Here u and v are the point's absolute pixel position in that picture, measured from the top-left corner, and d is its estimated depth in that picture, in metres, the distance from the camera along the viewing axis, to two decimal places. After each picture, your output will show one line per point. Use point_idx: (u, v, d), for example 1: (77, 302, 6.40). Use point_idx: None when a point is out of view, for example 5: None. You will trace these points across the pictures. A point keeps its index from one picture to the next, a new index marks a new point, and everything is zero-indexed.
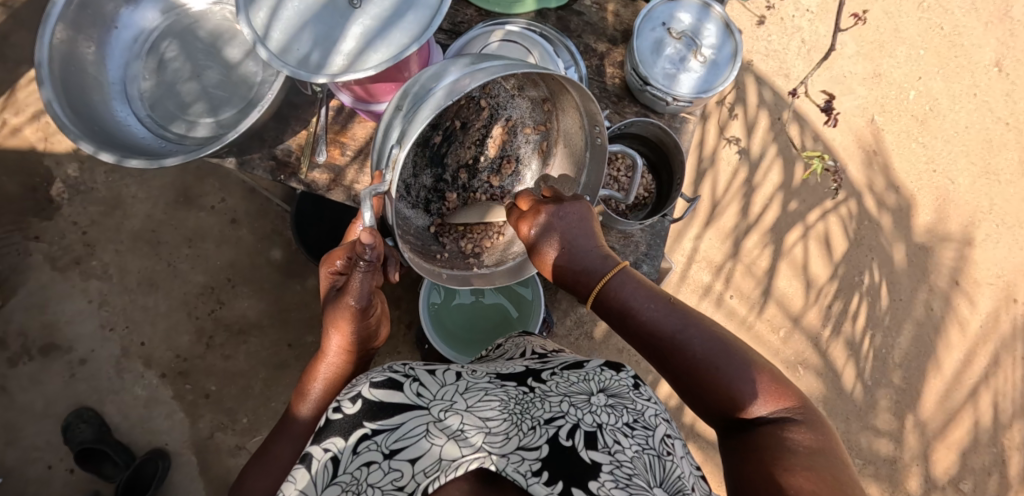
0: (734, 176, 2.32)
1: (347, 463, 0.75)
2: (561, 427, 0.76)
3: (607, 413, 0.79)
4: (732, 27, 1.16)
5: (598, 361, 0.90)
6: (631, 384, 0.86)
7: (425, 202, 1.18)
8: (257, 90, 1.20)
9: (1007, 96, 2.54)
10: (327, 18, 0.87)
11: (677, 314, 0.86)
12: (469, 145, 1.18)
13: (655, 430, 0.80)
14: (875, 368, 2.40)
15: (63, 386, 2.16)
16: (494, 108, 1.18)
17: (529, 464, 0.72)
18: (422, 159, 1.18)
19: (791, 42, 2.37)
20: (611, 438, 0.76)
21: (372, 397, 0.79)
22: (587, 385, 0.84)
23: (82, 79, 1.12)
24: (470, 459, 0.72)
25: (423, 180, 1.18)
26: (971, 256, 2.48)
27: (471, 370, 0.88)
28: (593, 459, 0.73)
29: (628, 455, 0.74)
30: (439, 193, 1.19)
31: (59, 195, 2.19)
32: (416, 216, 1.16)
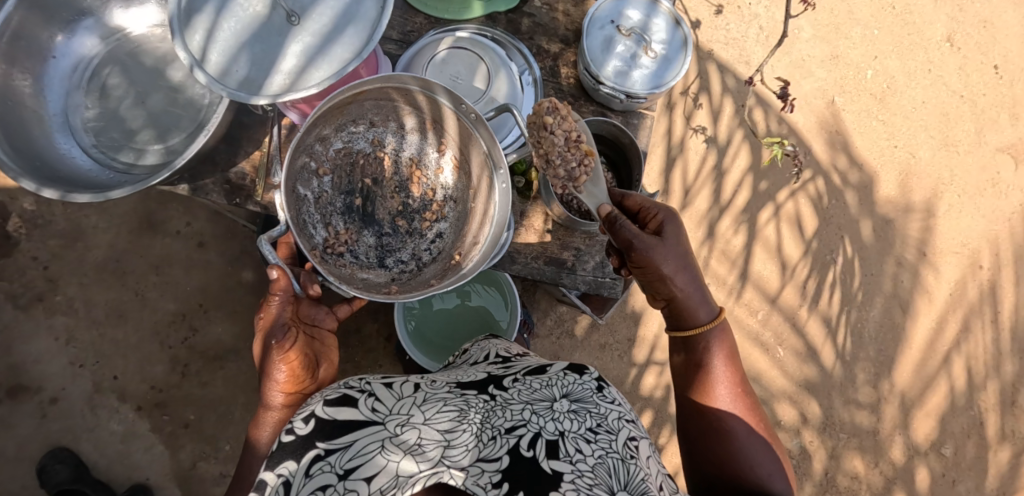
0: (703, 164, 2.34)
1: (299, 487, 0.74)
2: (522, 436, 0.75)
3: (570, 420, 0.78)
4: (681, 22, 1.17)
5: (565, 366, 0.90)
6: (594, 388, 0.85)
7: (378, 260, 1.17)
8: (205, 112, 1.16)
9: (960, 70, 2.60)
10: (265, 37, 0.85)
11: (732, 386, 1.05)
12: (391, 194, 1.19)
13: (618, 434, 0.79)
14: (853, 343, 2.44)
15: (34, 428, 2.10)
16: (392, 153, 1.18)
17: (489, 476, 0.71)
18: (354, 226, 1.17)
19: (749, 29, 2.40)
20: (572, 445, 0.75)
21: (326, 416, 0.79)
22: (550, 391, 0.83)
23: (19, 114, 1.08)
24: (427, 474, 0.70)
25: (365, 243, 1.17)
26: (937, 226, 2.54)
27: (431, 381, 0.89)
28: (554, 469, 0.71)
29: (590, 463, 0.73)
30: (392, 247, 1.19)
31: (16, 230, 2.12)
32: (376, 277, 1.15)
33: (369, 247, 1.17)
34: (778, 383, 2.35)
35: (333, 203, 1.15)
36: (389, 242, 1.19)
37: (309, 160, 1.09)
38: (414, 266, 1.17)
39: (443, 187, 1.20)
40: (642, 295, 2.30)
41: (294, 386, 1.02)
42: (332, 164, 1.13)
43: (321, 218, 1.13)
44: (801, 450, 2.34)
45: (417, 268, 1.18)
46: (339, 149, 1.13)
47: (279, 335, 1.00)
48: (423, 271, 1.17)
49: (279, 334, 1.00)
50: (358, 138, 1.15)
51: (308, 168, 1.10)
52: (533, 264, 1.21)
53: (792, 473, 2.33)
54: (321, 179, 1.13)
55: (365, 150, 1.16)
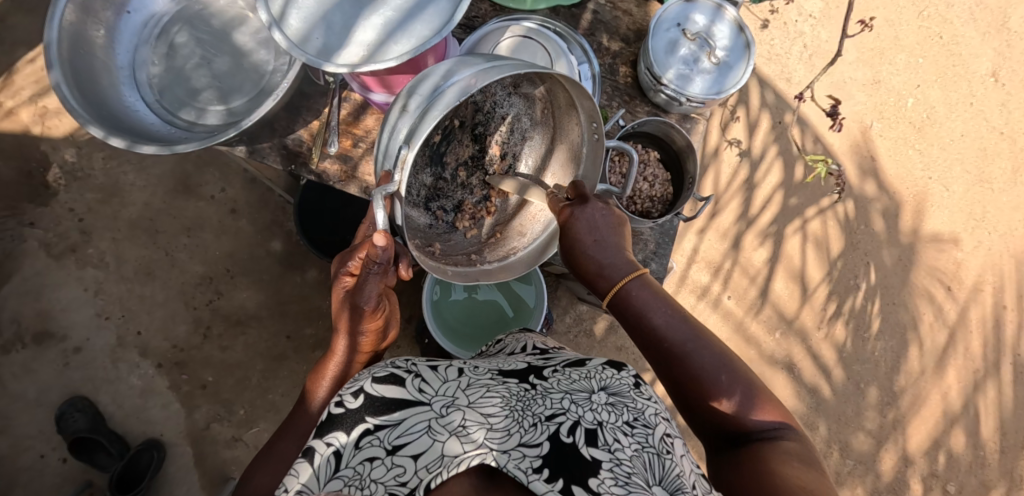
0: (735, 176, 2.33)
1: (349, 458, 0.76)
2: (562, 424, 0.76)
3: (608, 411, 0.79)
4: (745, 28, 1.17)
5: (602, 360, 0.90)
6: (632, 383, 0.86)
7: (425, 201, 1.13)
8: (268, 79, 1.18)
9: (1003, 106, 2.57)
10: (347, 8, 0.88)
11: (724, 368, 0.87)
12: (467, 143, 1.13)
13: (655, 429, 0.80)
14: (868, 370, 2.42)
15: (56, 375, 2.14)
16: (491, 107, 1.11)
17: (530, 461, 0.72)
18: (422, 158, 1.11)
19: (793, 46, 2.38)
20: (611, 435, 0.76)
21: (373, 392, 0.80)
22: (589, 383, 0.84)
23: (90, 64, 1.10)
24: (473, 455, 0.72)
25: (421, 180, 1.12)
26: (963, 262, 2.51)
27: (473, 366, 0.89)
28: (593, 456, 0.73)
29: (628, 453, 0.75)
30: (441, 194, 1.15)
31: (55, 181, 2.17)
32: (416, 217, 1.11)
33: (422, 185, 1.13)
34: (789, 404, 2.34)
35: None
36: (443, 187, 1.15)
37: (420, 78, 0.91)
38: (449, 225, 1.13)
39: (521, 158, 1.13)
40: None
41: (371, 346, 1.00)
42: None
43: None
44: None
45: (448, 229, 1.14)
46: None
47: (375, 304, 0.95)
48: (455, 234, 1.13)
49: (372, 303, 0.94)
50: None
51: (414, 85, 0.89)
52: None
53: None
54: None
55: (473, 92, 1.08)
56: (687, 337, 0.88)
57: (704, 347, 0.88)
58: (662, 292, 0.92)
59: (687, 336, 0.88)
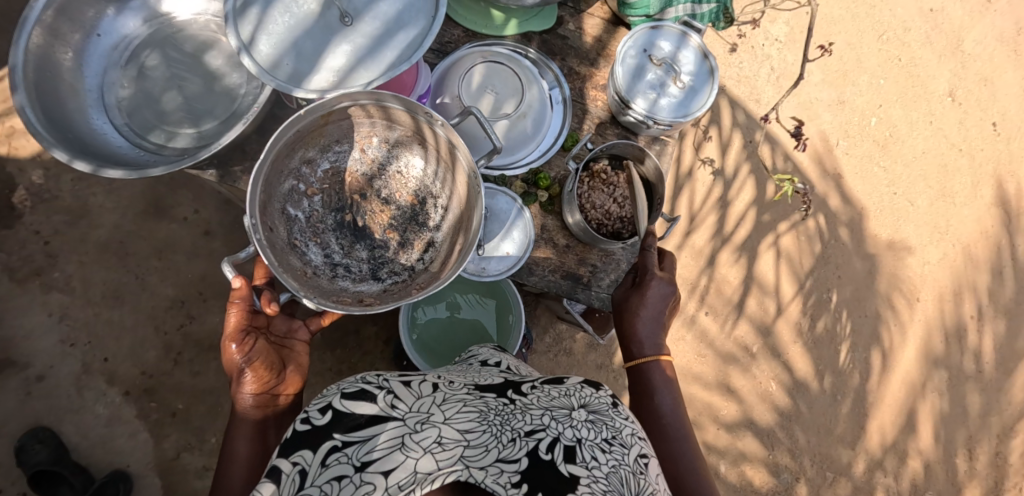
0: (709, 194, 2.37)
1: (315, 476, 0.74)
2: (541, 440, 0.76)
3: (587, 428, 0.80)
4: (709, 55, 1.20)
5: (580, 379, 0.92)
6: (609, 402, 0.88)
7: (372, 272, 1.10)
8: (241, 102, 1.17)
9: (960, 124, 2.68)
10: (317, 34, 0.88)
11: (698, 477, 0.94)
12: (382, 210, 1.12)
13: (632, 448, 0.82)
14: (843, 383, 2.46)
15: (17, 405, 2.07)
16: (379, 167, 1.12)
17: (508, 476, 0.71)
18: (344, 240, 1.11)
19: (761, 69, 2.46)
20: (589, 453, 0.77)
21: (344, 408, 0.80)
22: (568, 400, 0.85)
23: (58, 87, 1.09)
24: (447, 471, 0.70)
25: (357, 257, 1.10)
26: (930, 273, 2.59)
27: (448, 381, 0.90)
28: (571, 472, 0.73)
29: (604, 471, 0.75)
30: (384, 260, 1.11)
31: (21, 202, 2.12)
32: (368, 291, 1.07)
33: (360, 261, 1.10)
34: (769, 418, 2.37)
35: (325, 221, 1.10)
36: (383, 255, 1.11)
37: (297, 182, 1.06)
38: (407, 274, 1.09)
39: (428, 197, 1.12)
40: None
41: (266, 390, 1.09)
42: (321, 184, 1.09)
43: (313, 239, 1.08)
44: (788, 486, 2.35)
45: (410, 278, 1.09)
46: (328, 170, 1.09)
47: (240, 339, 1.05)
48: (419, 278, 1.09)
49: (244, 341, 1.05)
50: (350, 160, 1.11)
51: (296, 190, 1.06)
52: (551, 277, 1.18)
53: None
54: (310, 199, 1.09)
55: (357, 167, 1.11)
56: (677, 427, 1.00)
57: (686, 453, 0.97)
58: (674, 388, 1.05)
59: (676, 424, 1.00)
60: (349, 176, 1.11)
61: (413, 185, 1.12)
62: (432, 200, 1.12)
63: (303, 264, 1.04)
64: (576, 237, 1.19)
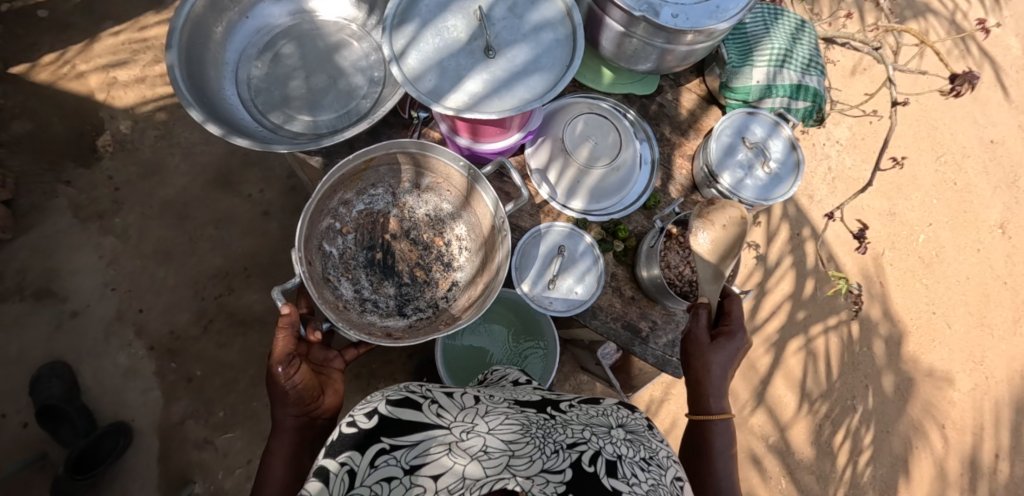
0: (748, 278, 2.41)
1: (364, 476, 0.77)
2: (583, 453, 0.79)
3: (626, 447, 0.84)
4: (797, 146, 1.26)
5: (614, 403, 0.97)
6: (644, 424, 0.92)
7: (398, 307, 1.19)
8: (358, 102, 1.25)
9: (1007, 258, 2.70)
10: (461, 59, 0.96)
11: None
12: (410, 249, 1.22)
13: (667, 470, 0.84)
14: (851, 494, 2.41)
15: (46, 336, 2.12)
16: (410, 210, 1.23)
17: (554, 486, 0.73)
18: (374, 276, 1.20)
19: (818, 167, 2.53)
20: (629, 469, 0.79)
21: (389, 414, 0.84)
22: (606, 419, 0.89)
23: (203, 55, 1.19)
24: (494, 479, 0.74)
25: (385, 293, 1.20)
26: (957, 399, 2.56)
27: (488, 396, 0.94)
28: (614, 486, 0.76)
29: (645, 487, 0.77)
30: (410, 296, 1.20)
31: (103, 147, 2.25)
32: (395, 325, 1.16)
33: (388, 297, 1.20)
34: None
35: (355, 258, 1.20)
36: (410, 291, 1.21)
37: (333, 221, 1.16)
38: (432, 311, 1.18)
39: (455, 240, 1.23)
40: (658, 388, 2.33)
41: (305, 412, 1.09)
42: (355, 224, 1.20)
43: (345, 275, 1.18)
44: None
45: (435, 314, 1.19)
46: (362, 211, 1.20)
47: (285, 363, 1.04)
48: (443, 315, 1.18)
49: (287, 365, 1.04)
50: (385, 202, 1.22)
51: (333, 228, 1.17)
52: (611, 325, 1.21)
53: None
54: (345, 237, 1.19)
55: (389, 211, 1.22)
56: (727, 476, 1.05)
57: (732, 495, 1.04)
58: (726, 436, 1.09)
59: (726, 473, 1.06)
60: (382, 217, 1.22)
61: (441, 228, 1.23)
62: (457, 243, 1.23)
63: (336, 297, 1.13)
64: (643, 291, 1.24)
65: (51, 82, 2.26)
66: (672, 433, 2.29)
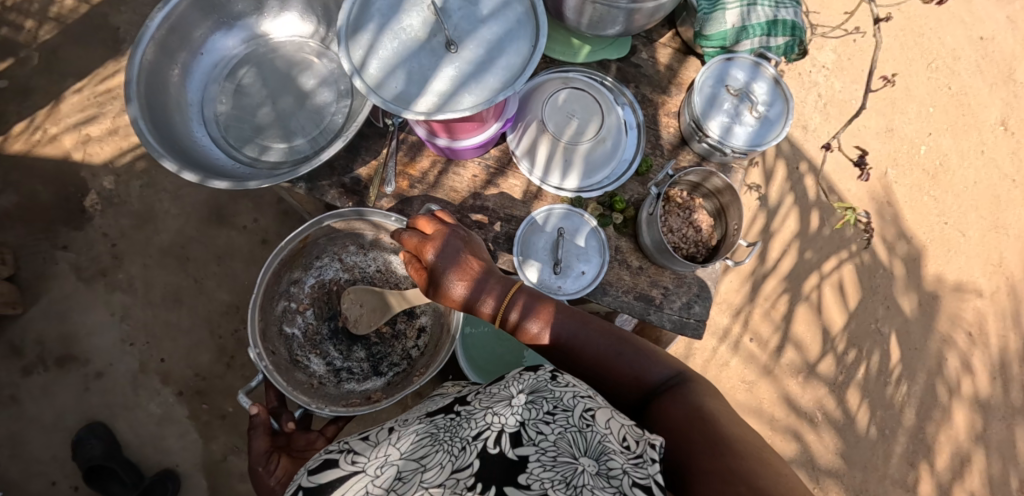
0: (753, 221, 2.38)
1: None
2: (487, 438, 0.76)
3: (528, 409, 0.79)
4: (782, 82, 1.23)
5: (519, 369, 0.89)
6: (549, 376, 0.85)
7: (371, 368, 1.42)
8: (329, 119, 1.22)
9: (1013, 154, 2.64)
10: (423, 58, 0.93)
11: (617, 344, 0.96)
12: None
13: (575, 409, 0.79)
14: (889, 415, 2.41)
15: (76, 399, 2.15)
16: (358, 272, 1.42)
17: (464, 482, 0.72)
18: (342, 344, 1.42)
19: (809, 96, 2.47)
20: (534, 429, 0.76)
21: (310, 485, 0.81)
22: (508, 390, 0.84)
23: (165, 100, 1.16)
24: None
25: (356, 358, 1.42)
26: (984, 305, 2.53)
27: (402, 420, 0.90)
28: (519, 455, 0.74)
29: (551, 438, 0.75)
30: (379, 355, 1.42)
31: (92, 206, 2.24)
32: (373, 386, 1.39)
33: (360, 360, 1.42)
34: (812, 448, 2.34)
35: (320, 331, 1.42)
36: (378, 349, 1.43)
37: (289, 303, 1.37)
38: (403, 364, 1.40)
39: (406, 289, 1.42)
40: (683, 344, 2.33)
41: None
42: (311, 299, 1.41)
43: (314, 351, 1.39)
44: None
45: (407, 365, 1.41)
46: (313, 286, 1.40)
47: (264, 461, 1.10)
48: (413, 365, 1.40)
49: (263, 461, 1.10)
50: (333, 271, 1.41)
51: (290, 310, 1.37)
52: (623, 298, 1.20)
53: None
54: (304, 313, 1.40)
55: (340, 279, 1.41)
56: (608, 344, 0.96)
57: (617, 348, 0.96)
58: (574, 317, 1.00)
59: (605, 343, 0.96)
60: (335, 285, 1.42)
61: (391, 281, 1.41)
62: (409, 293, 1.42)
63: (310, 375, 1.34)
64: (650, 259, 1.22)
65: (27, 151, 2.25)
66: None
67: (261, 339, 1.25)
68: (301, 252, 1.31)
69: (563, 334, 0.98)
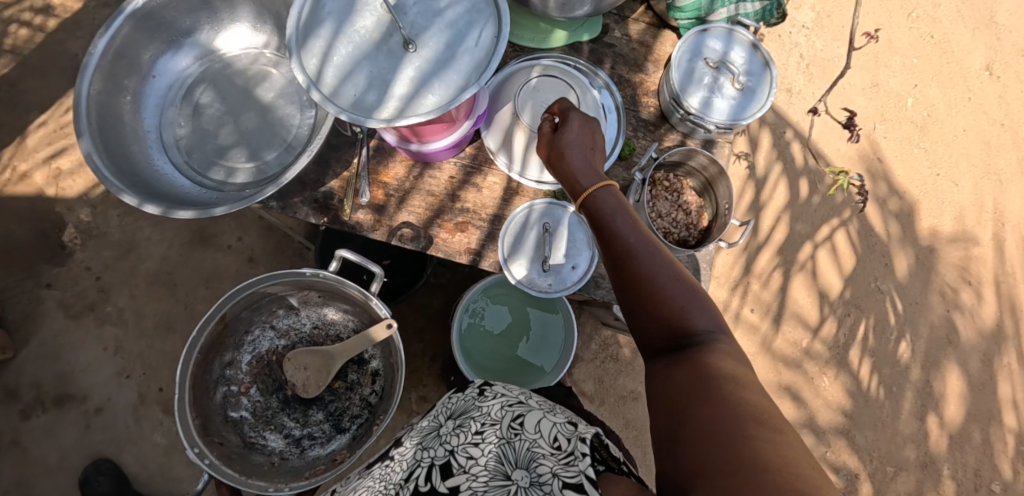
0: (743, 191, 2.34)
1: None
2: (421, 477, 0.90)
3: (455, 437, 0.93)
4: (760, 47, 1.17)
5: (454, 393, 1.08)
6: (475, 394, 1.03)
7: (331, 425, 1.55)
8: (294, 132, 1.17)
9: (1001, 99, 2.58)
10: (380, 60, 0.87)
11: (676, 278, 0.85)
12: None
13: (502, 423, 0.93)
14: (896, 373, 2.38)
15: (79, 437, 2.11)
16: (292, 336, 1.55)
17: None
18: (296, 412, 1.54)
19: (791, 57, 2.41)
20: (463, 455, 0.90)
21: None
22: (439, 420, 1.01)
23: (120, 130, 1.11)
24: None
25: (315, 421, 1.54)
26: (984, 253, 2.50)
27: (360, 473, 1.08)
28: (451, 484, 0.87)
29: (479, 460, 0.88)
30: (336, 411, 1.56)
31: (71, 240, 2.18)
32: (339, 442, 1.51)
33: (320, 422, 1.55)
34: (823, 414, 2.31)
35: (269, 405, 1.53)
36: (334, 406, 1.56)
37: (229, 387, 1.46)
38: (363, 414, 1.55)
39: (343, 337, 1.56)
40: None
41: None
42: (251, 377, 1.51)
43: (269, 427, 1.50)
44: (848, 483, 2.30)
45: (366, 413, 1.55)
46: (249, 364, 1.51)
47: None
48: (372, 408, 1.55)
49: None
50: (267, 342, 1.53)
51: (232, 394, 1.47)
52: None
53: None
54: (248, 393, 1.50)
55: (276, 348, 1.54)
56: (657, 268, 0.87)
57: (661, 269, 0.86)
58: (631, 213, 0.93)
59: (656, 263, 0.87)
60: (272, 355, 1.54)
61: (326, 332, 1.56)
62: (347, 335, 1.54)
63: (271, 452, 1.45)
64: None
65: None
66: None
67: (205, 428, 1.32)
68: (224, 331, 1.38)
69: (621, 231, 0.91)
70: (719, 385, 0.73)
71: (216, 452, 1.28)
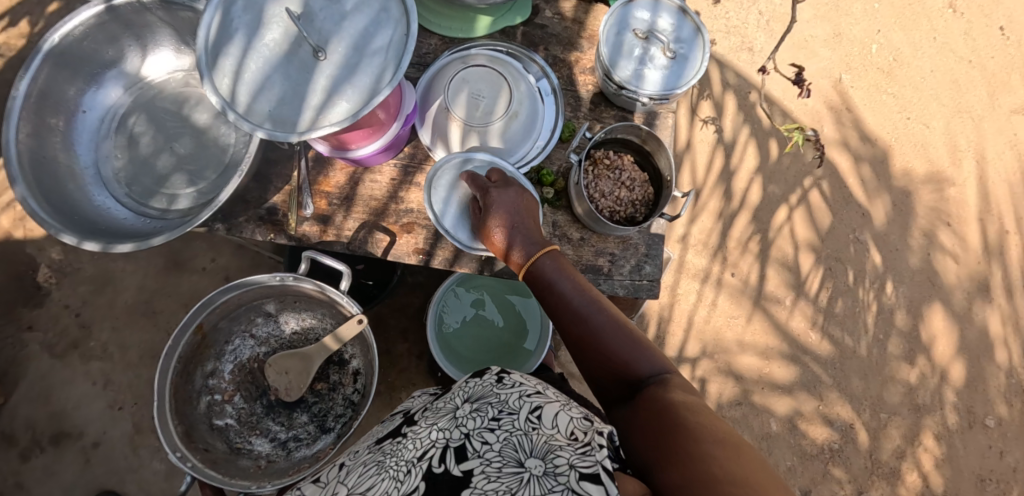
0: (713, 157, 2.33)
1: None
2: (432, 457, 0.87)
3: (471, 420, 0.91)
4: (688, 11, 1.16)
5: (470, 376, 1.04)
6: (494, 380, 0.99)
7: (317, 425, 1.56)
8: (232, 152, 1.17)
9: (966, 35, 2.56)
10: (291, 71, 0.86)
11: (617, 332, 0.93)
12: None
13: (519, 412, 0.90)
14: (883, 320, 2.40)
15: (79, 474, 2.12)
16: (272, 340, 1.54)
17: None
18: (282, 414, 1.54)
19: (749, 15, 2.38)
20: (478, 441, 0.87)
21: None
22: (454, 403, 0.98)
23: (55, 170, 1.10)
24: None
25: (301, 423, 1.55)
26: (960, 192, 2.50)
27: (355, 453, 1.04)
28: (463, 470, 0.84)
29: (494, 449, 0.85)
30: (322, 411, 1.57)
31: (47, 280, 2.17)
32: (326, 441, 1.53)
33: (306, 424, 1.55)
34: (813, 368, 2.33)
35: (254, 411, 1.52)
36: (320, 407, 1.57)
37: (212, 396, 1.46)
38: (347, 412, 1.56)
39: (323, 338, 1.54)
40: (666, 291, 2.30)
41: None
42: (234, 384, 1.50)
43: (255, 432, 1.50)
44: (844, 433, 2.32)
45: (351, 411, 1.56)
46: (231, 372, 1.50)
47: None
48: (356, 408, 1.56)
49: None
50: (246, 349, 1.52)
51: (216, 401, 1.47)
52: None
53: (834, 458, 2.31)
54: (232, 400, 1.50)
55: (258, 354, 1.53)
56: (603, 325, 0.94)
57: (603, 320, 0.95)
58: (572, 272, 1.01)
59: (600, 321, 0.95)
60: (253, 361, 1.53)
61: (306, 334, 1.54)
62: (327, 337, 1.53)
63: (258, 455, 1.45)
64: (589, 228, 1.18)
65: None
66: (695, 330, 2.28)
67: (187, 438, 1.32)
68: (203, 340, 1.39)
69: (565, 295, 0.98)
70: (684, 420, 0.78)
71: (198, 457, 1.29)
